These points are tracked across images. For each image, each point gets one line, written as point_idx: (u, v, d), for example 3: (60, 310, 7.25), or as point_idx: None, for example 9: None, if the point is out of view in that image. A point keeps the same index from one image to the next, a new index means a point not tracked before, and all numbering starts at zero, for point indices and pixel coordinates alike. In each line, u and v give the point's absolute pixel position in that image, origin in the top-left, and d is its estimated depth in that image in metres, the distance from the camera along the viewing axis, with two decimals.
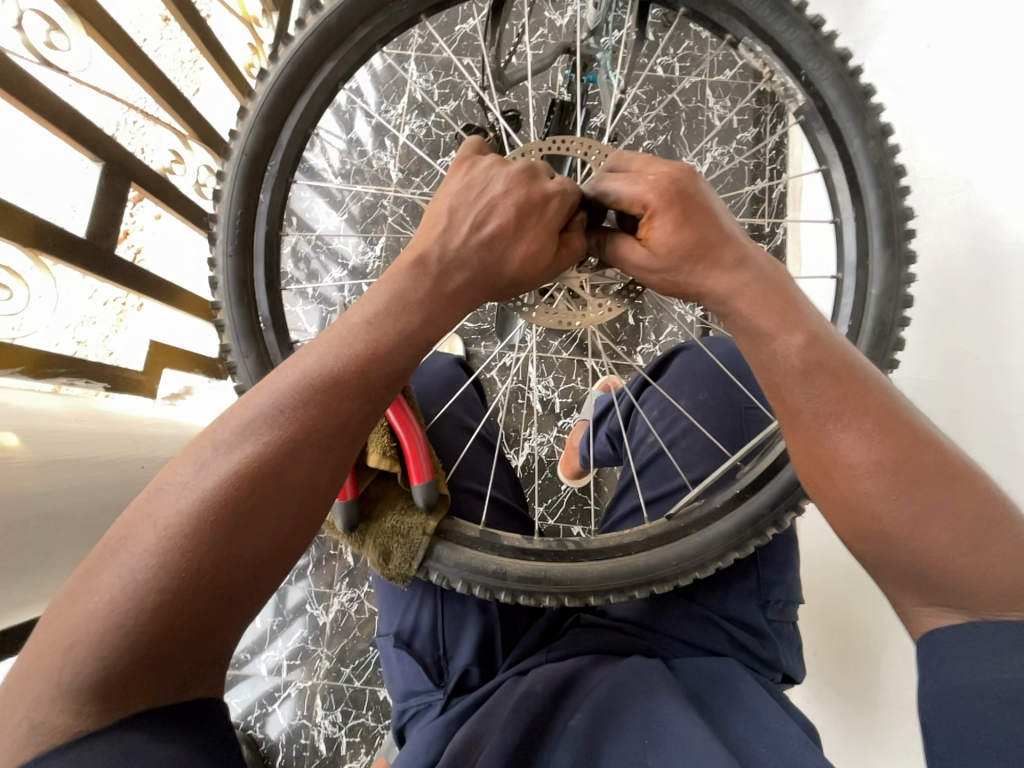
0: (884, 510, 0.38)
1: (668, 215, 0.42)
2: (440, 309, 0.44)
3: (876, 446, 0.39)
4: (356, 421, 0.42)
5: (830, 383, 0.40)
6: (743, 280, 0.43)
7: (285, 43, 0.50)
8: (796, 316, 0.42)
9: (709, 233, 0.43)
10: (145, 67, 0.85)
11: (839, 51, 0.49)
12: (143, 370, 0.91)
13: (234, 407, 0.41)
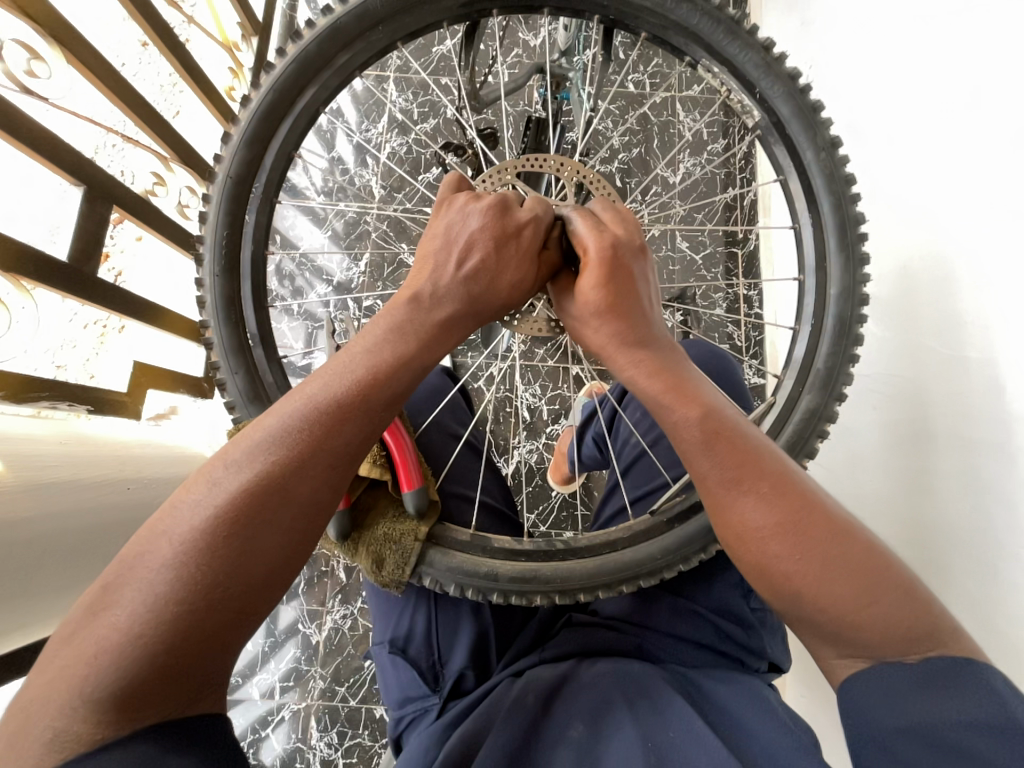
0: (782, 569, 0.42)
1: (594, 273, 0.46)
2: (436, 336, 0.46)
3: (767, 511, 0.42)
4: (355, 443, 0.43)
5: (724, 456, 0.43)
6: (646, 355, 0.46)
7: (267, 71, 0.52)
8: (693, 392, 0.45)
9: (614, 309, 0.46)
10: (126, 92, 0.86)
11: (790, 71, 0.52)
12: (126, 391, 0.92)
13: (238, 433, 0.42)
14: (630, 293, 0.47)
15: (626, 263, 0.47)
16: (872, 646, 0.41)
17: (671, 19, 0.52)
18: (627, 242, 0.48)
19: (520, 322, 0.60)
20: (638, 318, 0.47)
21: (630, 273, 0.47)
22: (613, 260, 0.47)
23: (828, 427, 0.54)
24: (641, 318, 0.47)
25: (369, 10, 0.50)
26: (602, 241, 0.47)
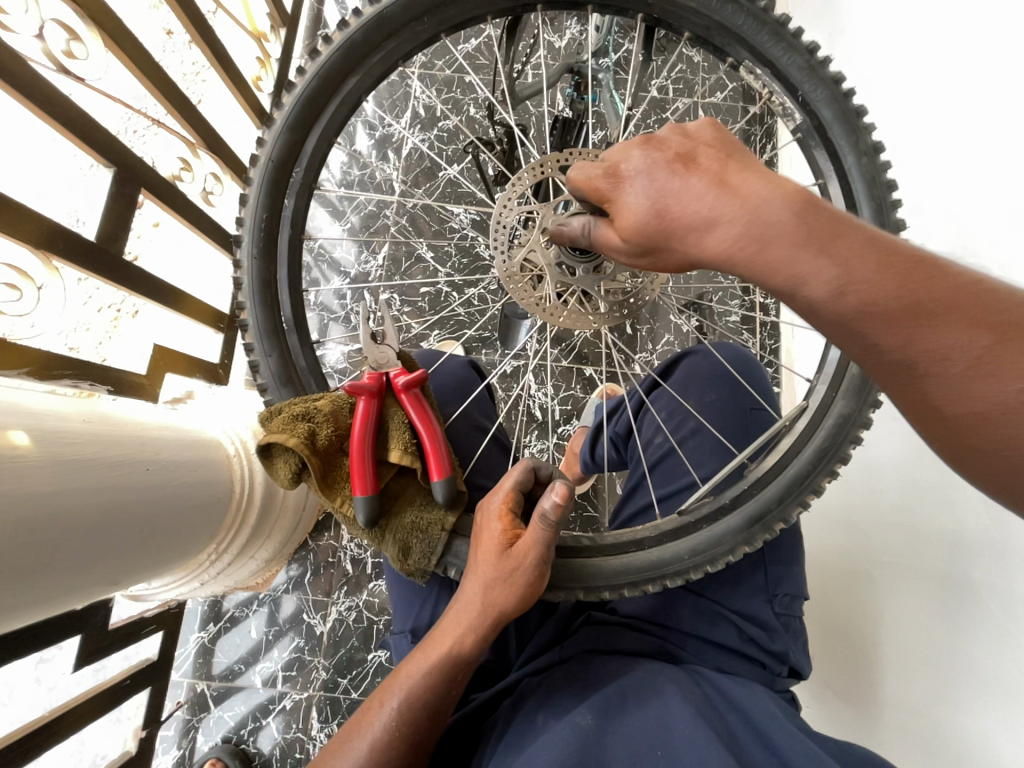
0: (1011, 406, 0.35)
1: (642, 177, 0.41)
2: (484, 613, 0.50)
3: (971, 342, 0.36)
4: (442, 697, 0.52)
5: (889, 317, 0.37)
6: (748, 229, 0.38)
7: (311, 57, 0.52)
8: (831, 247, 0.37)
9: (672, 196, 0.40)
10: (158, 77, 0.87)
11: (834, 75, 0.52)
12: (147, 374, 0.94)
13: (376, 691, 0.54)
14: (702, 168, 0.41)
15: (691, 144, 0.42)
16: None
17: (715, 19, 0.52)
18: (682, 131, 0.43)
19: (550, 313, 0.57)
20: (730, 177, 0.40)
21: (699, 151, 0.42)
22: (674, 143, 0.42)
23: (862, 433, 0.52)
24: (734, 176, 0.39)
25: (415, 0, 0.50)
26: (615, 152, 0.44)
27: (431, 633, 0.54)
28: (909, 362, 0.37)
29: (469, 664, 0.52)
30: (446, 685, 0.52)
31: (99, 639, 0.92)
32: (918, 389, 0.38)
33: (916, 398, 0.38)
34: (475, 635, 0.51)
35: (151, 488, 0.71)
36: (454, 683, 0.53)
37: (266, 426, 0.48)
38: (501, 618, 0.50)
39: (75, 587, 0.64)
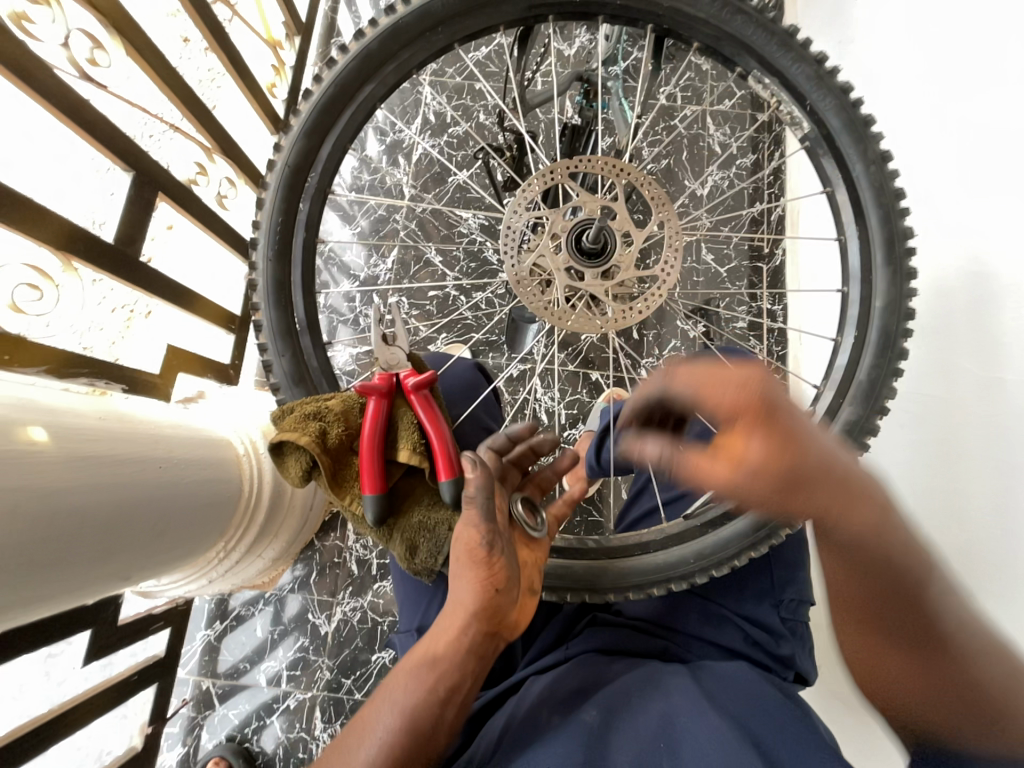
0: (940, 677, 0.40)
1: (761, 439, 0.39)
2: (465, 617, 0.49)
3: (942, 622, 0.40)
4: (434, 711, 0.49)
5: (870, 576, 0.40)
6: (829, 498, 0.39)
7: (327, 67, 0.53)
8: (865, 513, 0.39)
9: (790, 456, 0.38)
10: (175, 82, 0.89)
11: (841, 84, 0.52)
12: (159, 374, 0.95)
13: (367, 707, 0.52)
14: (813, 479, 0.38)
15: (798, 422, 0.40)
16: None
17: (725, 30, 0.53)
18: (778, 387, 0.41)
19: (557, 316, 0.55)
20: (832, 478, 0.39)
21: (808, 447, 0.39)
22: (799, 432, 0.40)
23: (869, 440, 0.52)
24: (829, 473, 0.39)
25: (430, 11, 0.52)
26: (754, 376, 0.41)
27: (412, 648, 0.53)
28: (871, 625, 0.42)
29: (459, 672, 0.50)
30: (434, 697, 0.49)
31: (108, 634, 0.94)
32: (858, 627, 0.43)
33: (862, 630, 0.43)
34: (450, 638, 0.49)
35: (162, 484, 0.72)
36: (444, 702, 0.50)
37: (278, 425, 0.49)
38: (472, 618, 0.48)
39: (86, 581, 0.65)
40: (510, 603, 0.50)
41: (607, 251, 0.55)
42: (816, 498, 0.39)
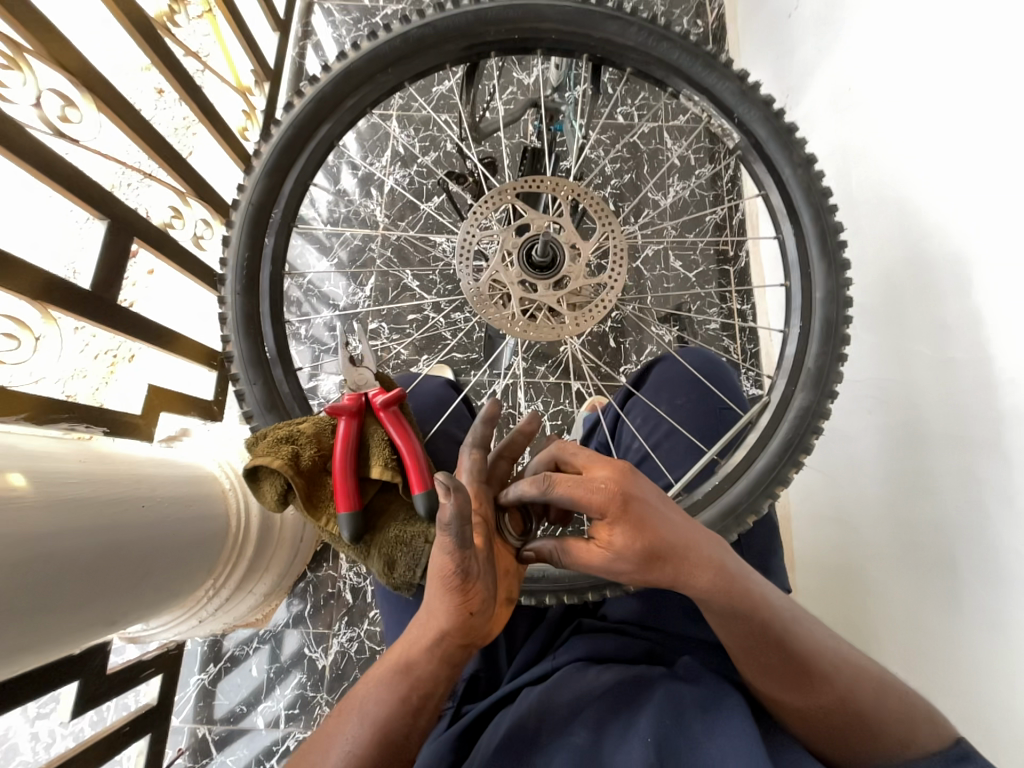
0: (805, 676, 0.50)
1: (627, 534, 0.44)
2: (444, 624, 0.49)
3: (798, 646, 0.49)
4: (412, 716, 0.50)
5: (746, 630, 0.48)
6: (702, 579, 0.45)
7: (285, 111, 0.57)
8: (736, 598, 0.46)
9: (656, 563, 0.45)
10: (147, 132, 0.92)
11: (764, 97, 0.57)
12: (142, 414, 0.96)
13: (340, 712, 0.51)
14: (678, 555, 0.45)
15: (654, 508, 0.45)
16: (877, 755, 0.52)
17: (654, 56, 0.57)
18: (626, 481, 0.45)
19: (520, 328, 0.58)
20: (695, 554, 0.45)
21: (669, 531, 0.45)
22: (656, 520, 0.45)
23: (823, 424, 0.55)
24: (694, 550, 0.45)
25: (379, 55, 0.56)
26: (614, 496, 0.44)
27: (389, 649, 0.54)
28: (753, 660, 0.51)
29: (439, 678, 0.51)
30: (413, 702, 0.50)
31: (97, 685, 0.91)
32: (764, 688, 0.53)
33: (749, 664, 0.52)
34: (430, 643, 0.50)
35: (145, 524, 0.72)
36: (418, 710, 0.50)
37: (252, 451, 0.50)
38: (450, 628, 0.49)
39: (71, 628, 0.64)
40: (488, 613, 0.51)
41: (557, 264, 0.58)
42: (689, 587, 0.46)
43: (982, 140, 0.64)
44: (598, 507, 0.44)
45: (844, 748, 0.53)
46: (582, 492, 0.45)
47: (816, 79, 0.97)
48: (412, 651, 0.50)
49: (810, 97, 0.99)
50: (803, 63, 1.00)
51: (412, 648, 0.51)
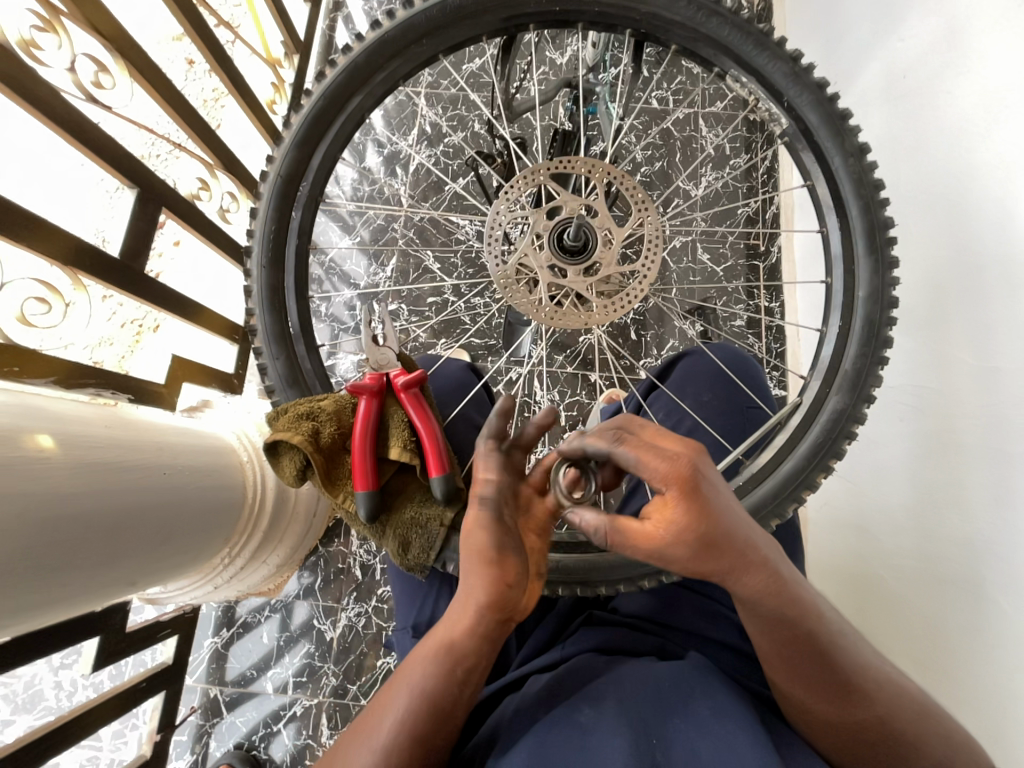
0: (839, 686, 0.49)
1: (685, 518, 0.42)
2: (487, 600, 0.49)
3: (835, 654, 0.49)
4: (458, 691, 0.50)
5: (787, 631, 0.47)
6: (753, 580, 0.44)
7: (317, 80, 0.55)
8: (783, 599, 0.46)
9: (711, 552, 0.43)
10: (178, 102, 0.92)
11: (818, 80, 0.53)
12: (165, 384, 0.98)
13: (384, 694, 0.51)
14: (734, 552, 0.43)
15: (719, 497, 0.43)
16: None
17: (702, 32, 0.54)
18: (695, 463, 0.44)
19: (545, 315, 0.56)
20: (752, 554, 0.44)
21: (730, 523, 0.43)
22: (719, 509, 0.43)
23: (857, 429, 0.53)
24: (753, 549, 0.44)
25: (414, 23, 0.54)
26: (682, 469, 0.43)
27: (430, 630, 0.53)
28: (790, 665, 0.50)
29: (481, 652, 0.50)
30: (456, 677, 0.50)
31: (116, 641, 0.95)
32: (790, 691, 0.52)
33: (781, 668, 0.51)
34: (470, 615, 0.50)
35: (167, 490, 0.74)
36: (462, 682, 0.50)
37: (273, 425, 0.50)
38: (491, 600, 0.49)
39: (93, 585, 0.66)
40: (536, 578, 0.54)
41: (588, 248, 0.56)
42: (738, 585, 0.45)
43: None
44: (661, 479, 0.44)
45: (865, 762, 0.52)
46: (649, 463, 0.44)
47: (868, 66, 0.92)
48: (453, 629, 0.50)
49: (861, 85, 0.93)
50: (855, 49, 0.95)
51: (453, 624, 0.50)
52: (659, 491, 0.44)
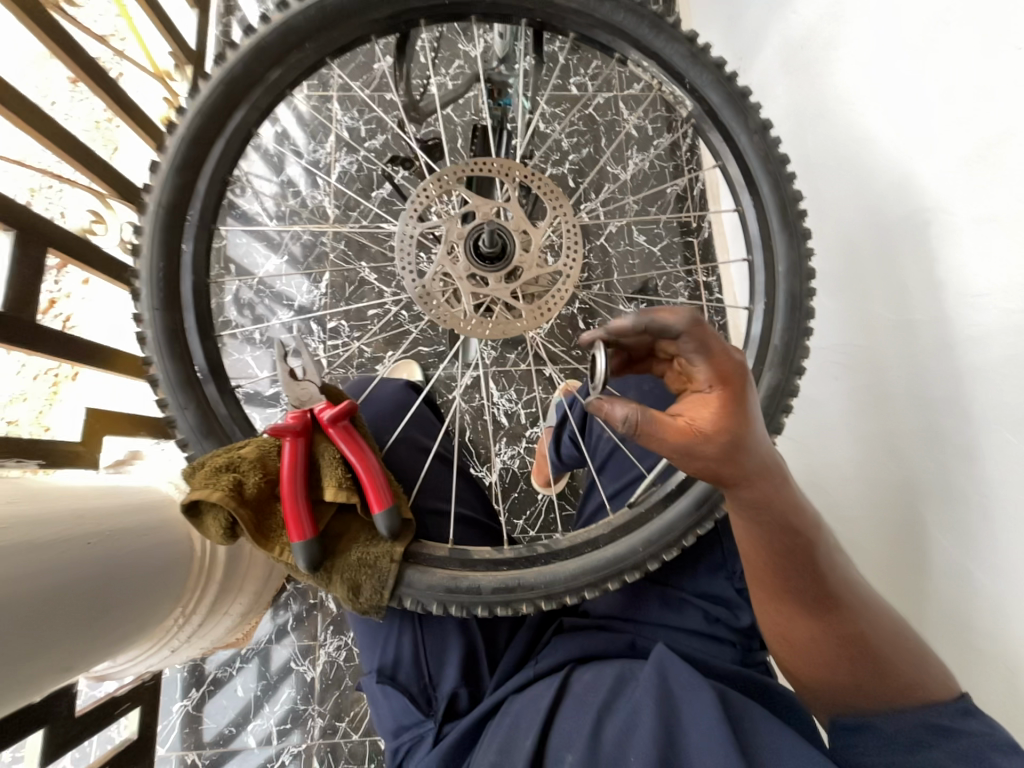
0: (824, 611, 0.54)
1: (728, 415, 0.43)
2: None
3: (824, 581, 0.53)
4: None
5: (788, 548, 0.50)
6: (762, 486, 0.47)
7: (192, 97, 0.50)
8: (789, 510, 0.49)
9: (741, 452, 0.44)
10: (50, 128, 0.82)
11: (715, 60, 0.54)
12: (82, 441, 0.88)
13: None
14: (758, 457, 0.45)
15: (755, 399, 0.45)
16: (869, 691, 0.57)
17: (598, 19, 0.53)
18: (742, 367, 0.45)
19: (473, 327, 0.54)
20: (771, 460, 0.46)
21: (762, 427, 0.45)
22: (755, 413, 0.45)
23: (791, 402, 0.55)
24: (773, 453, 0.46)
25: (292, 28, 0.50)
26: (732, 367, 0.44)
27: None
28: (782, 586, 0.53)
29: None
30: None
31: (67, 729, 0.86)
32: (780, 620, 0.56)
33: (776, 593, 0.54)
34: None
35: (100, 562, 0.66)
36: None
37: (189, 483, 0.46)
38: None
39: (19, 685, 0.58)
40: None
41: (507, 254, 0.54)
42: (746, 487, 0.46)
43: (935, 95, 0.63)
44: (710, 378, 0.44)
45: (840, 683, 0.57)
46: (706, 356, 0.44)
47: (769, 39, 0.94)
48: None
49: (764, 59, 0.96)
50: (755, 23, 0.97)
51: None
52: (704, 388, 0.45)
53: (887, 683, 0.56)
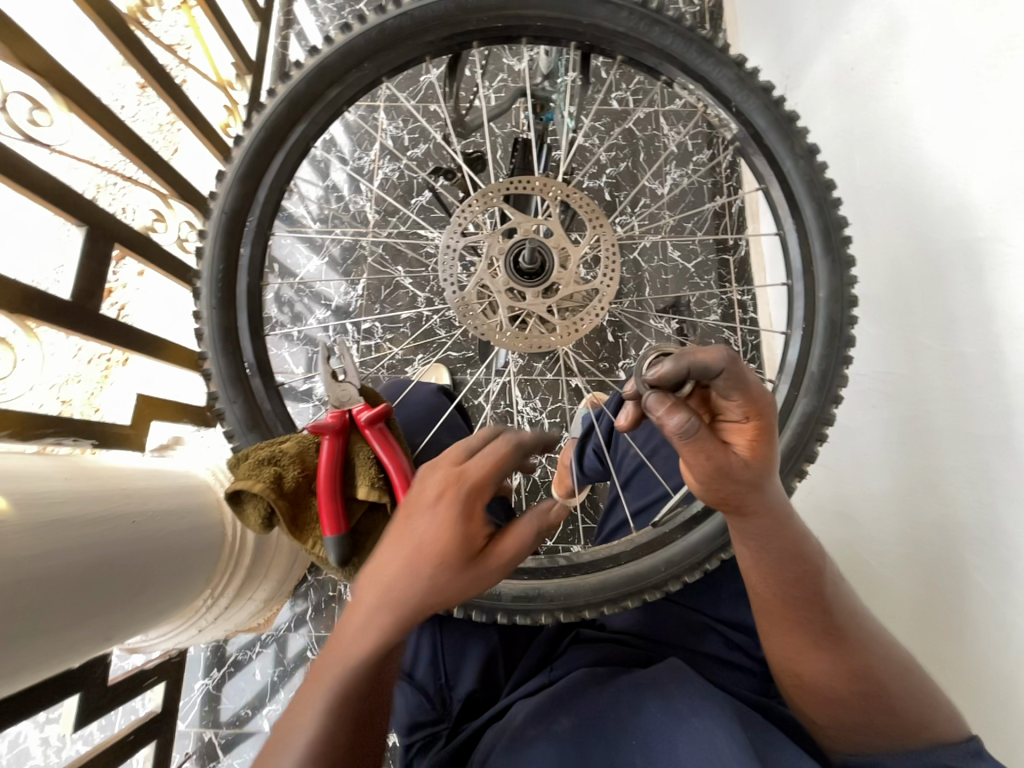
0: (836, 648, 0.52)
1: (756, 450, 0.44)
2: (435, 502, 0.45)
3: (833, 613, 0.52)
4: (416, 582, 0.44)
5: (797, 577, 0.50)
6: (772, 516, 0.47)
7: (257, 110, 0.54)
8: (796, 538, 0.49)
9: (764, 481, 0.44)
10: (123, 133, 0.88)
11: (763, 84, 0.54)
12: (131, 424, 0.93)
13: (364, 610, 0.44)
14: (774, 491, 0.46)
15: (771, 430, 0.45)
16: (892, 743, 0.53)
17: (646, 42, 0.54)
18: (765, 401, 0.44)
19: (508, 338, 0.55)
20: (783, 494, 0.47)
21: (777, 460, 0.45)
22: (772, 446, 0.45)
23: (826, 431, 0.54)
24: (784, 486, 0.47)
25: (353, 48, 0.52)
26: (766, 401, 0.43)
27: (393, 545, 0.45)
28: (792, 618, 0.52)
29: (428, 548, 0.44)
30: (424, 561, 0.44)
31: (99, 696, 0.91)
32: (792, 655, 0.54)
33: (787, 626, 0.53)
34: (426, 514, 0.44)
35: (140, 537, 0.70)
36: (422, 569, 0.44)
37: (234, 473, 0.49)
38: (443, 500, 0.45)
39: (71, 644, 0.63)
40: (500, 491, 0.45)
41: (545, 270, 0.56)
42: (756, 516, 0.47)
43: (995, 121, 0.61)
44: (744, 410, 0.43)
45: (856, 728, 0.55)
46: (745, 389, 0.42)
47: (818, 58, 0.93)
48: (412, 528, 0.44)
49: (812, 79, 0.95)
50: (804, 43, 0.96)
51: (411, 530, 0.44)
52: (737, 418, 0.44)
53: (912, 732, 0.53)
